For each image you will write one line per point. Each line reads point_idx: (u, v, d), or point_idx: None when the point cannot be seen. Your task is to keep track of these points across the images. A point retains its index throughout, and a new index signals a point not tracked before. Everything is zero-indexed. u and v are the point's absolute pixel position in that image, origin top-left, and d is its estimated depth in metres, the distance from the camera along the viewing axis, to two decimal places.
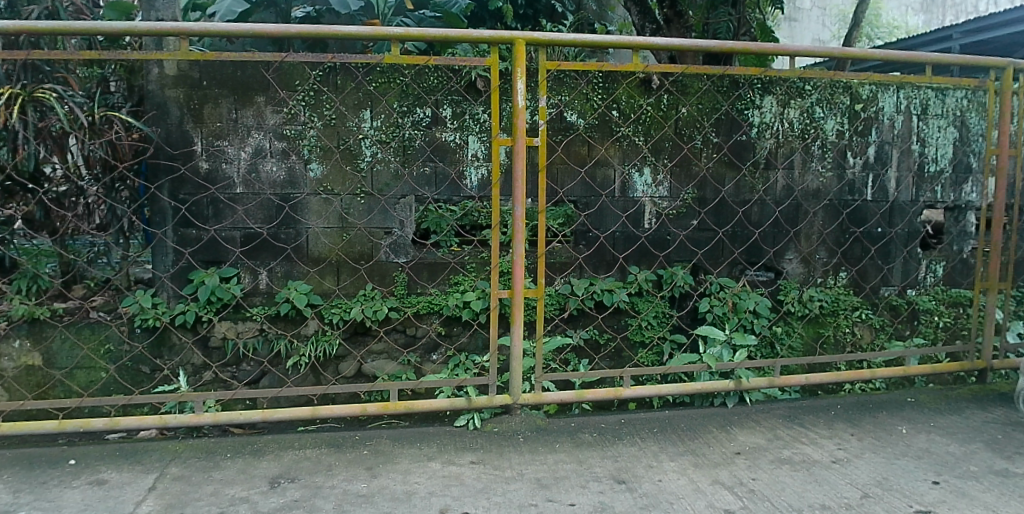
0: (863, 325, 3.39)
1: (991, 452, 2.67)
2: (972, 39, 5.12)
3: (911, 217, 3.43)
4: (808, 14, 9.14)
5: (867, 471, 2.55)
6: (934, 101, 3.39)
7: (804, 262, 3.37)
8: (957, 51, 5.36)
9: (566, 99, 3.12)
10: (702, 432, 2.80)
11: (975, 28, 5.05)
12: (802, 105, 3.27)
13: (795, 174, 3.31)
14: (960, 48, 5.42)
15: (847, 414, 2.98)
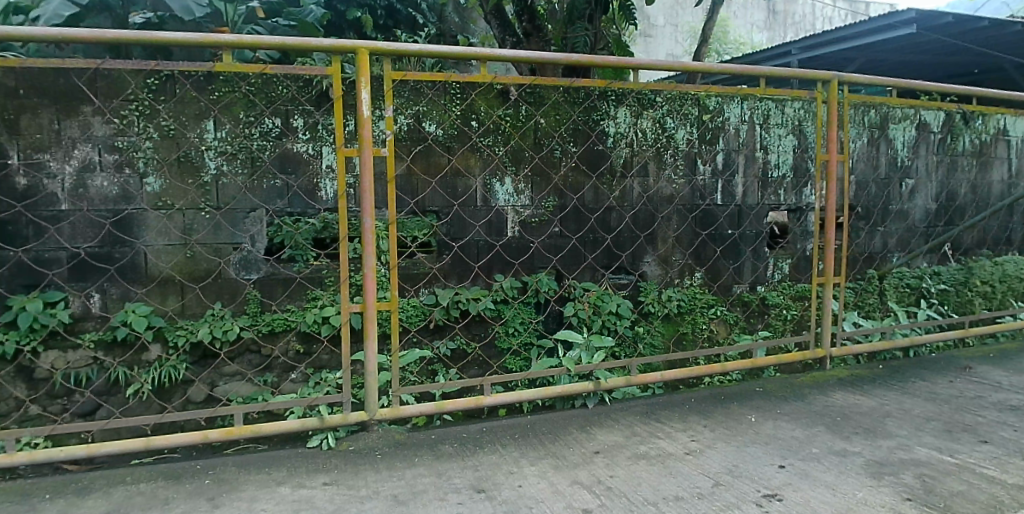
0: (718, 321, 3.55)
1: (831, 434, 2.87)
2: (808, 53, 5.57)
3: (758, 219, 3.63)
4: (661, 32, 9.65)
5: (718, 460, 2.67)
6: (775, 112, 3.61)
7: (661, 264, 3.47)
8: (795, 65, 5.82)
9: (423, 109, 3.08)
10: (563, 434, 2.83)
11: (810, 45, 5.52)
12: (653, 116, 3.40)
13: (649, 182, 3.43)
14: (798, 61, 5.89)
15: (701, 407, 3.10)
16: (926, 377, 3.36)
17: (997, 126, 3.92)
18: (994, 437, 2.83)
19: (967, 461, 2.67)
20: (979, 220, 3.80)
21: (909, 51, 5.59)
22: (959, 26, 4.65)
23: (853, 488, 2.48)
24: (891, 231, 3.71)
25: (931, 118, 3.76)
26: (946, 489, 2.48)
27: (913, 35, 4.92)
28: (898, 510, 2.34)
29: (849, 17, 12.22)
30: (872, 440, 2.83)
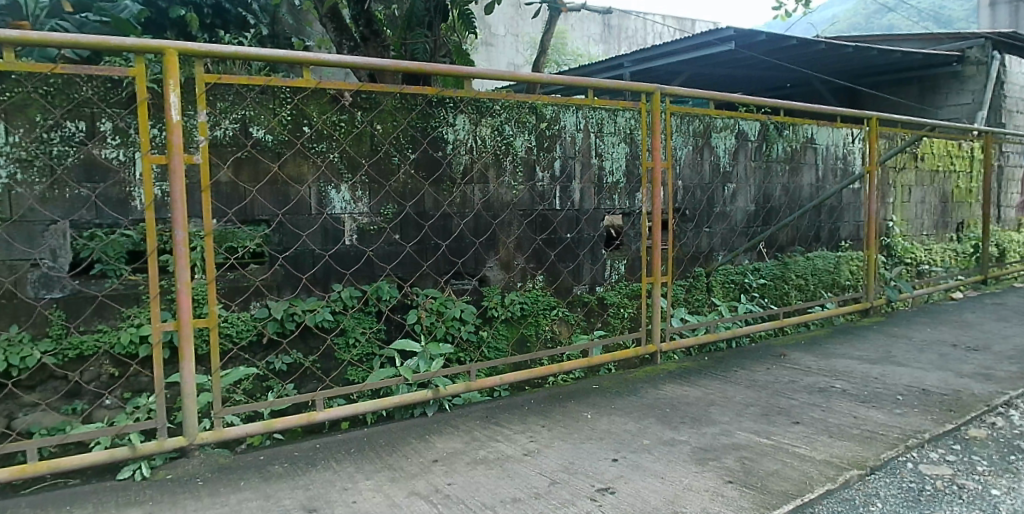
0: (561, 322, 3.67)
1: (661, 425, 3.03)
2: (640, 66, 5.88)
3: (595, 223, 3.79)
4: (503, 41, 10.72)
5: (555, 459, 2.74)
6: (608, 121, 3.79)
7: (504, 269, 3.55)
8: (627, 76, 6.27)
9: (250, 113, 2.94)
10: (401, 446, 2.81)
11: (643, 59, 5.93)
12: (492, 123, 3.46)
13: (490, 188, 3.49)
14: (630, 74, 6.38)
15: (539, 408, 3.19)
16: (747, 366, 3.62)
17: (806, 135, 4.30)
18: (804, 418, 3.11)
19: (781, 442, 2.91)
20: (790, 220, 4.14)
21: (731, 65, 6.06)
22: (771, 43, 5.10)
23: (680, 475, 2.62)
24: (716, 231, 3.96)
25: (748, 128, 4.05)
26: (762, 470, 2.68)
27: (733, 51, 5.35)
28: (719, 492, 2.50)
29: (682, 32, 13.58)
30: (697, 428, 3.02)
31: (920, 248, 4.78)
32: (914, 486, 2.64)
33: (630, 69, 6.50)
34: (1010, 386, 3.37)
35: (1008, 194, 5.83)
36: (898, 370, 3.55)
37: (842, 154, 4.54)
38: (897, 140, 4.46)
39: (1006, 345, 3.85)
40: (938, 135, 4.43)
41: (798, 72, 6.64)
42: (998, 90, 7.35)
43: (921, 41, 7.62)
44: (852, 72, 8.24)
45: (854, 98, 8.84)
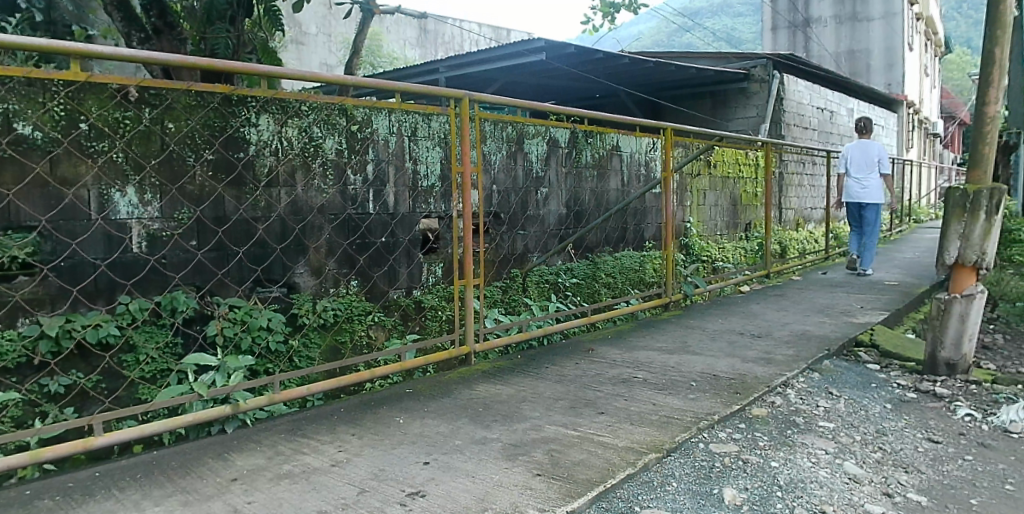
0: (377, 327, 3.66)
1: (473, 424, 3.08)
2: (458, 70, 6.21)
3: (407, 225, 3.87)
4: (315, 40, 13.00)
5: (364, 467, 2.68)
6: (422, 125, 3.90)
7: (315, 274, 3.50)
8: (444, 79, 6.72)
9: (15, 107, 2.63)
10: (196, 466, 2.63)
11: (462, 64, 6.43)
12: (299, 124, 3.41)
13: (298, 191, 3.43)
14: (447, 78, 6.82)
15: (349, 416, 3.13)
16: (556, 362, 3.76)
17: (612, 143, 4.56)
18: (608, 408, 3.29)
19: (586, 432, 3.06)
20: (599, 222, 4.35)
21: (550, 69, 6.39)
22: (580, 55, 5.41)
23: (490, 473, 2.67)
24: (531, 234, 4.12)
25: (560, 136, 4.23)
26: (568, 460, 2.80)
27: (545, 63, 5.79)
28: (527, 486, 2.58)
29: (495, 38, 16.65)
30: (509, 425, 3.10)
31: (714, 247, 5.25)
32: (705, 464, 2.90)
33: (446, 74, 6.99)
34: (785, 368, 3.78)
35: (787, 198, 6.59)
36: (692, 358, 3.86)
37: (644, 161, 4.88)
38: (692, 148, 4.80)
39: (784, 331, 4.32)
40: (727, 145, 4.81)
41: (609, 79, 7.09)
42: (779, 106, 8.31)
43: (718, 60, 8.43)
44: (658, 85, 8.94)
45: (661, 109, 9.60)
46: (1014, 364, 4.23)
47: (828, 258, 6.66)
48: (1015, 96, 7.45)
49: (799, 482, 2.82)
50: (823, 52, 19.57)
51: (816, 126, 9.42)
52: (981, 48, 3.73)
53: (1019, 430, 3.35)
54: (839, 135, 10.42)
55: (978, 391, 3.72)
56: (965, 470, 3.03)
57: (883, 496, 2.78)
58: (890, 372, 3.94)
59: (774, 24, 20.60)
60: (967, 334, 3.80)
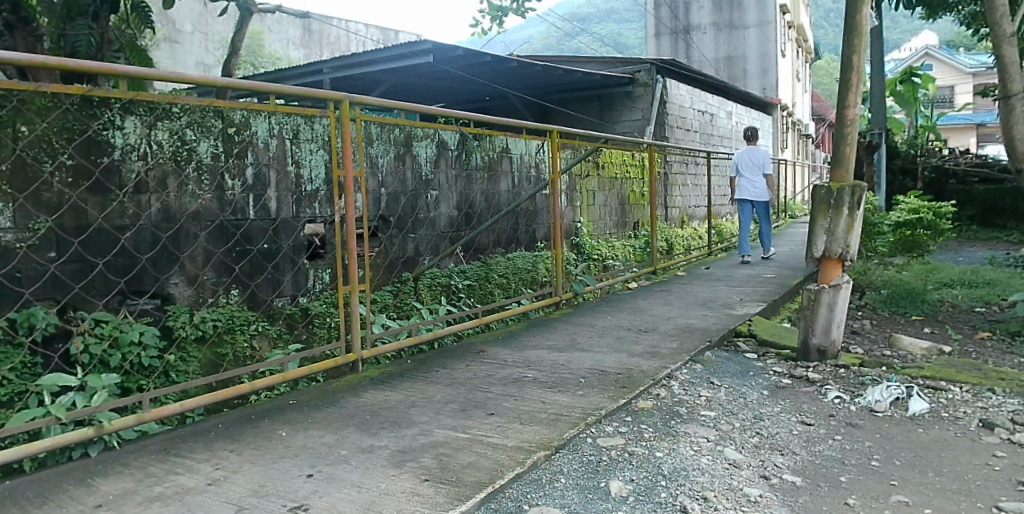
0: (261, 337, 3.56)
1: (360, 433, 3.03)
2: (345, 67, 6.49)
3: (290, 231, 3.82)
4: (189, 38, 13.14)
5: (243, 484, 2.57)
6: (304, 128, 3.85)
7: (191, 284, 3.38)
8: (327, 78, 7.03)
9: None
10: (54, 494, 2.45)
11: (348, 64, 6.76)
12: (171, 127, 3.28)
13: (171, 196, 3.31)
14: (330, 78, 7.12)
15: (228, 432, 3.01)
16: (447, 365, 3.75)
17: (501, 146, 4.64)
18: (498, 409, 3.31)
19: (475, 434, 3.06)
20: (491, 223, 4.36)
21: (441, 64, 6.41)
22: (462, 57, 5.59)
23: (376, 481, 2.62)
24: (421, 237, 4.13)
25: (448, 138, 4.25)
26: (456, 463, 2.79)
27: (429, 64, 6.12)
28: (415, 492, 2.54)
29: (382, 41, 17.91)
30: (397, 431, 3.06)
31: (604, 246, 5.37)
32: (593, 458, 2.96)
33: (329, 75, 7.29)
34: (669, 360, 3.92)
35: (672, 197, 6.86)
36: (581, 355, 3.94)
37: (535, 163, 4.96)
38: (579, 149, 4.92)
39: (669, 325, 4.48)
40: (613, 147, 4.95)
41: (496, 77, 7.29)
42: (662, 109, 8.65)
43: (605, 64, 8.69)
44: (547, 88, 9.11)
45: (550, 112, 9.80)
46: (878, 347, 4.59)
47: (710, 254, 6.99)
48: (874, 101, 8.05)
49: (682, 470, 2.92)
50: (702, 59, 20.55)
51: (698, 128, 9.82)
52: (840, 57, 3.99)
53: (884, 409, 3.65)
54: (720, 136, 10.99)
55: (846, 374, 3.99)
56: (833, 450, 3.24)
57: (760, 479, 2.93)
58: (767, 360, 4.15)
59: (656, 30, 21.51)
60: (835, 321, 4.04)
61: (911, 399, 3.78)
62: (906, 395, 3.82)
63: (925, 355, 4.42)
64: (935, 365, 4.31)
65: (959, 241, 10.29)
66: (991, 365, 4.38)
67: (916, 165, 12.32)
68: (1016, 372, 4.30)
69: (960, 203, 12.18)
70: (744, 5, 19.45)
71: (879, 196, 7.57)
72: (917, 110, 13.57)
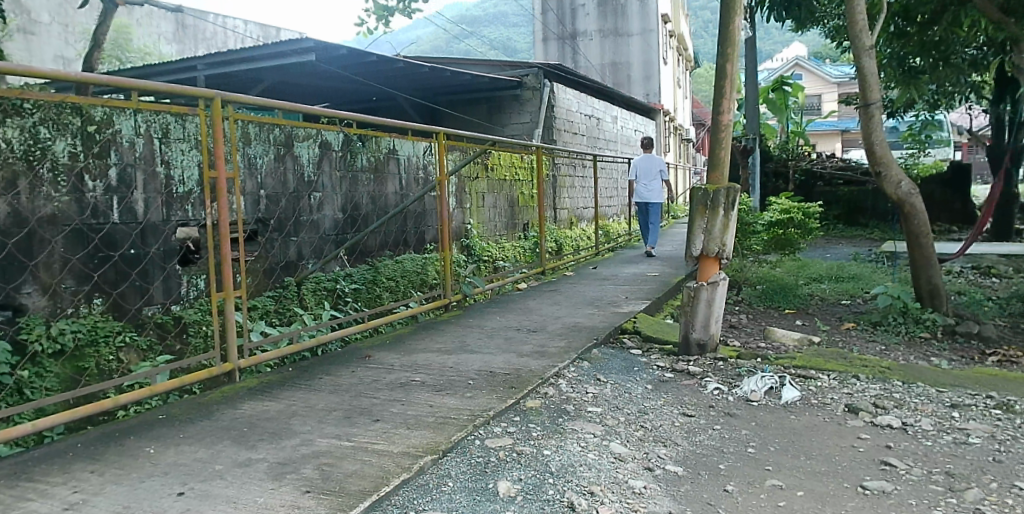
0: (129, 349, 3.41)
1: (236, 446, 2.88)
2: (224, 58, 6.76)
3: (159, 234, 3.75)
4: (48, 30, 12.71)
5: (105, 506, 2.37)
6: (174, 126, 3.81)
7: (47, 294, 3.26)
8: (202, 71, 7.12)
9: None
10: None
11: (225, 60, 6.89)
12: (21, 124, 3.12)
13: (22, 199, 3.16)
14: (204, 74, 7.27)
15: (88, 452, 2.79)
16: (331, 372, 3.65)
17: (387, 147, 4.60)
18: (384, 415, 3.24)
19: (360, 442, 2.98)
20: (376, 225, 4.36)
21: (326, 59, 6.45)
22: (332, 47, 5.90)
23: (254, 496, 2.48)
24: (303, 240, 4.12)
25: (331, 138, 4.24)
26: (340, 473, 2.70)
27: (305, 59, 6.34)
28: (296, 505, 2.43)
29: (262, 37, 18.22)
30: (276, 443, 2.93)
31: (495, 248, 5.41)
32: (481, 460, 2.95)
33: (205, 72, 7.32)
34: (558, 359, 3.98)
35: (561, 199, 7.01)
36: (470, 356, 3.93)
37: (423, 164, 4.99)
38: (467, 152, 4.97)
39: (557, 325, 4.55)
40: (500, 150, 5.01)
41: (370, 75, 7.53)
42: (549, 112, 8.81)
43: (493, 67, 8.80)
44: (436, 89, 9.13)
45: (438, 113, 9.82)
46: (754, 339, 4.85)
47: (597, 253, 7.12)
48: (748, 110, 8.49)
49: (568, 467, 2.96)
50: (588, 65, 21.11)
51: (585, 131, 10.09)
52: (715, 64, 4.11)
53: (758, 398, 3.86)
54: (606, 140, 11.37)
55: (724, 366, 4.19)
56: (713, 439, 3.38)
57: (645, 471, 3.02)
58: (650, 356, 4.30)
59: (544, 36, 21.87)
60: (713, 316, 4.23)
61: (783, 388, 4.01)
62: (779, 384, 4.04)
63: (797, 345, 4.71)
64: (805, 355, 4.60)
65: (825, 241, 10.60)
66: (854, 353, 4.73)
67: (787, 169, 13.12)
68: (876, 359, 4.66)
69: (827, 204, 13.10)
70: (627, 13, 20.16)
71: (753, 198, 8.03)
72: (787, 116, 14.48)
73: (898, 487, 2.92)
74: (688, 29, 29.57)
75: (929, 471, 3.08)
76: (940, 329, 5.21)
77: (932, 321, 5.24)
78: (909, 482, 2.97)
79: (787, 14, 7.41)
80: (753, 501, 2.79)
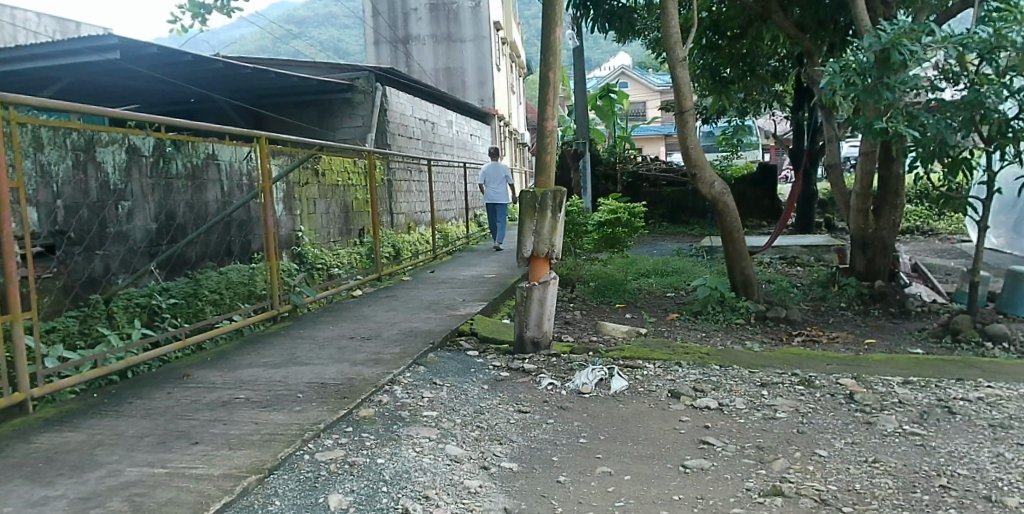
0: None
1: (30, 484, 2.61)
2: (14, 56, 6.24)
3: None
4: None
5: None
6: None
7: None
8: None
9: None
10: None
11: (13, 58, 6.33)
12: None
13: None
14: None
15: None
16: (143, 395, 3.42)
17: (206, 152, 4.66)
18: (204, 436, 3.07)
19: (176, 467, 2.80)
20: (192, 237, 4.39)
21: (130, 57, 6.08)
22: (136, 48, 5.75)
23: None
24: (110, 253, 4.01)
25: (140, 144, 4.20)
26: (153, 502, 2.52)
27: (107, 59, 5.97)
28: None
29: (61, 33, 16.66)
30: (78, 477, 2.69)
31: (329, 254, 5.35)
32: (310, 475, 2.88)
33: None
34: (392, 366, 3.97)
35: (396, 203, 7.07)
36: (299, 369, 3.83)
37: (245, 171, 5.06)
38: (292, 156, 4.96)
39: (393, 330, 4.55)
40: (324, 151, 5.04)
41: (183, 75, 7.18)
42: (383, 116, 8.78)
43: (321, 69, 8.61)
44: (260, 93, 8.84)
45: (263, 117, 9.49)
46: (587, 334, 5.11)
47: (434, 257, 7.18)
48: (579, 115, 8.96)
49: (403, 473, 2.96)
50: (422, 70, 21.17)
51: (419, 136, 10.14)
52: (539, 72, 4.31)
53: (590, 390, 4.06)
54: (441, 145, 11.47)
55: (557, 362, 4.37)
56: (547, 432, 3.52)
57: (480, 470, 3.08)
58: (487, 356, 4.40)
59: (376, 38, 20.75)
60: (545, 315, 4.40)
61: (612, 378, 4.25)
62: (609, 375, 4.28)
63: (625, 337, 5.03)
64: (633, 346, 4.92)
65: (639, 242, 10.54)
66: (678, 341, 5.11)
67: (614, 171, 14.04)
68: (696, 346, 5.06)
69: (652, 204, 14.02)
70: (459, 20, 20.44)
71: (583, 199, 8.44)
72: (614, 121, 15.40)
73: (715, 464, 3.20)
74: (521, 37, 30.61)
75: (742, 446, 3.40)
76: (753, 315, 5.75)
77: (745, 308, 5.76)
78: (724, 458, 3.27)
79: (610, 26, 7.84)
80: (584, 489, 2.94)
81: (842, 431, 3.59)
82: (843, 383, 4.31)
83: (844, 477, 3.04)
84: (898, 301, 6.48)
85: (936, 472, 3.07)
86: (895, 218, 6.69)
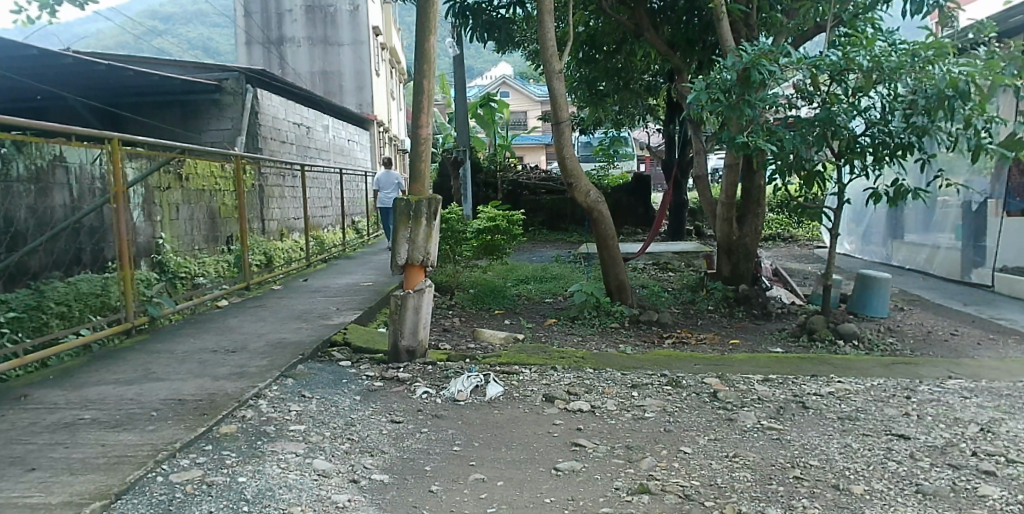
0: None
1: None
2: None
3: None
4: None
5: None
6: None
7: None
8: None
9: None
10: None
11: None
12: None
13: None
14: None
15: None
16: None
17: (52, 154, 4.59)
18: (41, 462, 2.86)
19: (8, 497, 2.60)
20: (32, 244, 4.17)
21: None
22: None
23: None
24: None
25: None
26: None
27: None
28: None
29: None
30: None
31: (193, 263, 5.18)
32: (164, 498, 2.74)
33: None
34: (258, 380, 3.86)
35: (268, 209, 6.87)
36: (154, 385, 3.65)
37: (96, 176, 4.97)
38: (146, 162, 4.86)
39: (260, 342, 4.42)
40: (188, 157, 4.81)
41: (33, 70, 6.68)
42: (254, 119, 8.51)
43: (188, 68, 8.26)
44: (119, 92, 8.28)
45: (124, 117, 8.93)
46: (465, 341, 5.17)
47: (308, 265, 7.09)
48: (461, 121, 9.03)
49: (266, 491, 2.88)
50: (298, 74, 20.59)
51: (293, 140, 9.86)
52: (413, 78, 4.28)
53: (465, 397, 4.10)
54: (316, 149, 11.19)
55: (432, 370, 4.39)
56: (419, 442, 3.53)
57: (349, 483, 3.04)
58: (360, 366, 4.36)
59: (247, 38, 20.21)
60: (420, 323, 4.41)
61: (488, 385, 4.31)
62: (485, 381, 4.34)
63: (502, 344, 5.12)
64: (510, 352, 5.02)
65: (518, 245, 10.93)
66: (554, 346, 5.25)
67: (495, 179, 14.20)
68: (572, 350, 5.23)
69: (533, 211, 14.34)
70: (338, 23, 20.11)
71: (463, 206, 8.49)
72: (495, 130, 15.55)
73: (586, 465, 3.32)
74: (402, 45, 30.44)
75: (613, 446, 3.55)
76: (627, 319, 6.00)
77: (619, 312, 6.00)
78: (594, 459, 3.39)
79: (489, 36, 7.95)
80: (457, 497, 2.98)
81: (705, 428, 3.82)
82: (708, 383, 4.58)
83: (707, 472, 3.24)
84: (760, 303, 6.92)
85: (789, 463, 3.33)
86: (758, 225, 7.15)
